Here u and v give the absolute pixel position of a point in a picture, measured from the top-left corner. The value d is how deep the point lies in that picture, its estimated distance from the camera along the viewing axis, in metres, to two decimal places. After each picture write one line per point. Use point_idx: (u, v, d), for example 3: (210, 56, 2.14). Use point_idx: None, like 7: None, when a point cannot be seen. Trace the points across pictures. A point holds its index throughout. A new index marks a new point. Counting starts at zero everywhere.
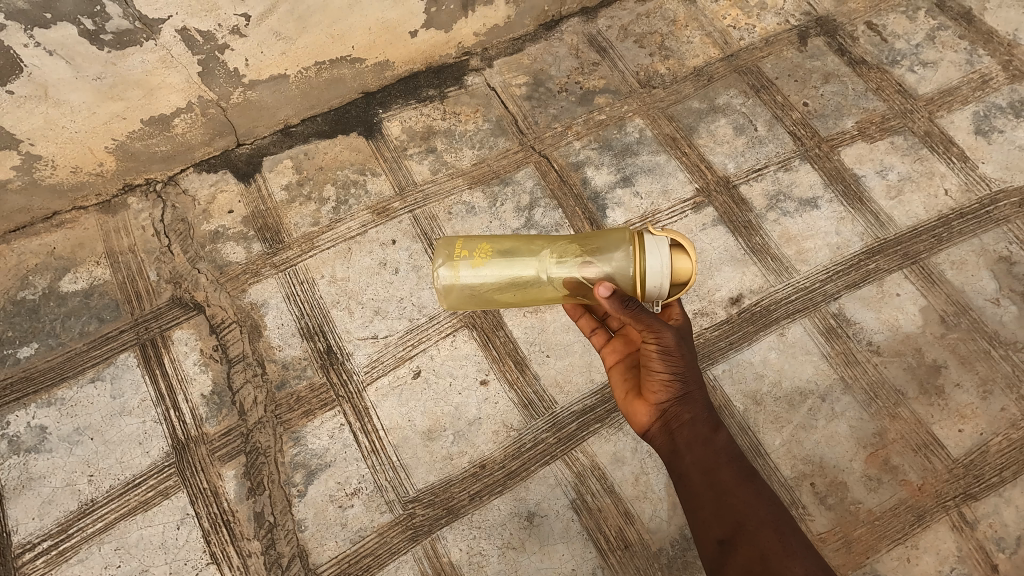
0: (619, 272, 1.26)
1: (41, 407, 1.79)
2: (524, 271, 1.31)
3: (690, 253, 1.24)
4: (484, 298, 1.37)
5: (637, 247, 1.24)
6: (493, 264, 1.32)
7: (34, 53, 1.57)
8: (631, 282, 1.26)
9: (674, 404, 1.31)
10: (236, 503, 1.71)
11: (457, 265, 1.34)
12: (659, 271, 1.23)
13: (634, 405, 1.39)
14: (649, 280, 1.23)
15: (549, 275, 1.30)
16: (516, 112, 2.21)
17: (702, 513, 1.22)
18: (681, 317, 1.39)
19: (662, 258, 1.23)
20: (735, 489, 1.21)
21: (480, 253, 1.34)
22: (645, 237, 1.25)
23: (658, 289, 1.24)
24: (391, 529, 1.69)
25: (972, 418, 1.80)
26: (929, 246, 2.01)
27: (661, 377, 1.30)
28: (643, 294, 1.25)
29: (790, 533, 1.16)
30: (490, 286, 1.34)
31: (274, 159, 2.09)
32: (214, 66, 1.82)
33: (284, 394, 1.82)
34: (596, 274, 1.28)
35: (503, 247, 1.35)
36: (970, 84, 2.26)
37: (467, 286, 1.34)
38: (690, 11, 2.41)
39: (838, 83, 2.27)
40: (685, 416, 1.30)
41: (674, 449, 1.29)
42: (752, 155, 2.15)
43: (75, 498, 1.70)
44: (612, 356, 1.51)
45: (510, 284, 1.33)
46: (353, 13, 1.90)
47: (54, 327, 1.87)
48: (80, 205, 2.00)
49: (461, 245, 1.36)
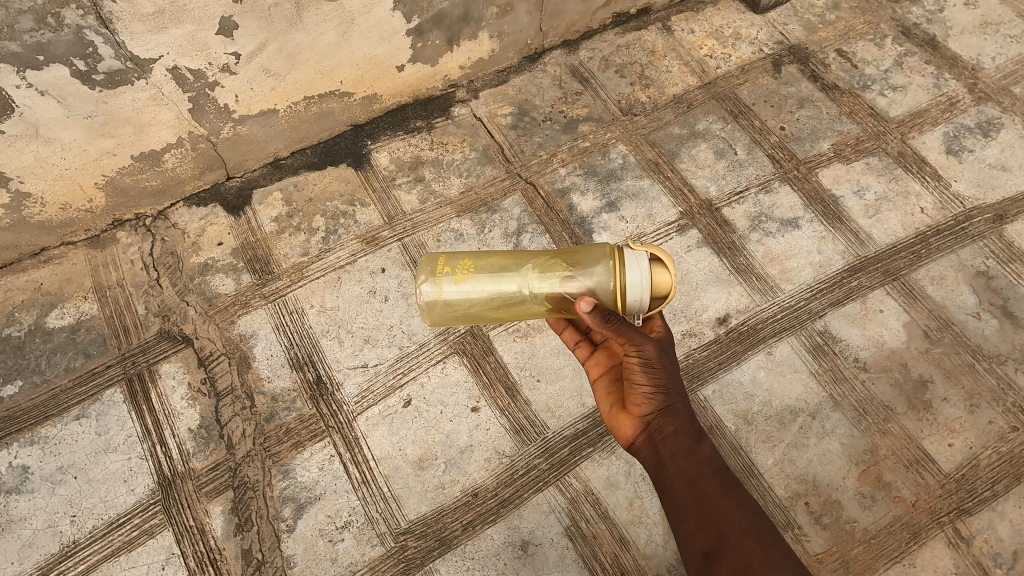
0: (601, 286, 1.28)
1: (24, 446, 1.75)
2: (507, 286, 1.33)
3: (670, 266, 1.27)
4: (468, 314, 1.39)
5: (617, 261, 1.26)
6: (475, 279, 1.34)
7: (25, 94, 1.59)
8: (612, 295, 1.27)
9: (658, 416, 1.31)
10: (223, 540, 1.67)
11: (440, 281, 1.35)
12: (640, 285, 1.25)
13: (619, 418, 1.39)
14: (630, 293, 1.25)
15: (532, 290, 1.32)
16: (502, 141, 2.26)
17: (686, 525, 1.22)
18: (663, 329, 1.40)
19: (642, 272, 1.25)
20: (718, 500, 1.22)
21: (463, 268, 1.36)
22: (626, 251, 1.27)
23: (638, 302, 1.26)
24: (382, 563, 1.65)
25: (961, 432, 1.81)
26: (908, 263, 2.06)
27: (643, 389, 1.31)
28: (624, 308, 1.27)
29: (774, 543, 1.16)
30: (473, 301, 1.35)
31: (264, 192, 2.12)
32: (204, 103, 1.86)
33: (273, 426, 1.80)
34: (578, 289, 1.30)
35: (486, 262, 1.37)
36: (938, 107, 2.35)
37: (449, 301, 1.36)
38: (668, 42, 2.50)
39: (813, 108, 2.35)
40: (669, 428, 1.30)
41: (659, 461, 1.30)
42: (733, 178, 2.20)
43: (57, 540, 1.66)
44: (596, 369, 1.52)
45: (493, 299, 1.34)
46: (341, 49, 1.96)
47: (39, 364, 1.85)
48: (69, 241, 2.00)
49: (444, 261, 1.38)
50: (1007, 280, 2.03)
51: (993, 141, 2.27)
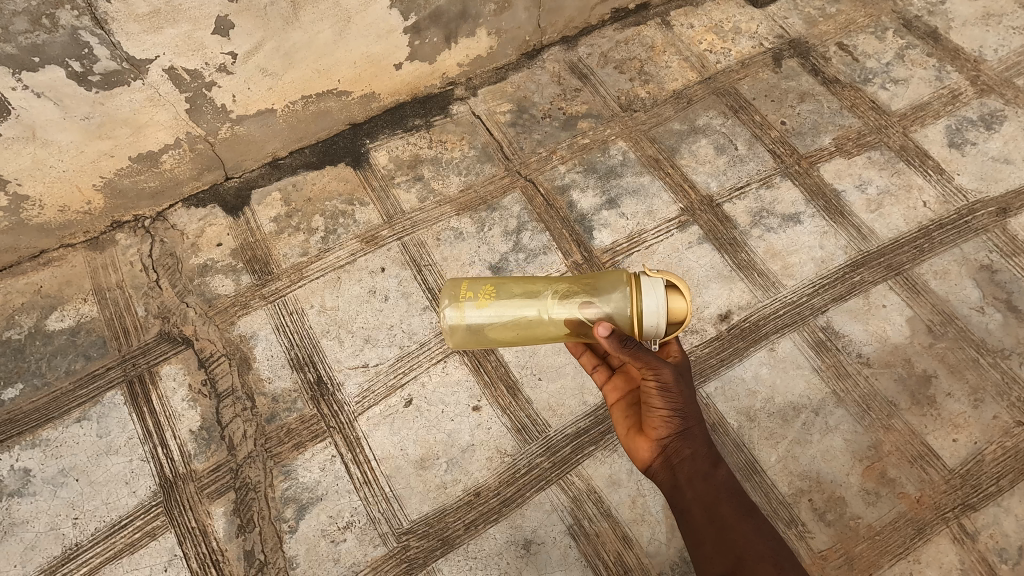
0: (619, 312, 1.27)
1: (25, 449, 1.75)
2: (527, 311, 1.32)
3: (686, 294, 1.26)
4: (488, 339, 1.38)
5: (635, 288, 1.25)
6: (497, 304, 1.33)
7: (22, 96, 1.59)
8: (629, 321, 1.26)
9: (674, 439, 1.30)
10: (226, 542, 1.67)
11: (463, 305, 1.34)
12: (656, 311, 1.24)
13: (636, 441, 1.38)
14: (646, 319, 1.24)
15: (551, 315, 1.31)
16: (501, 139, 2.25)
17: (704, 549, 1.21)
18: (680, 354, 1.39)
19: (659, 298, 1.24)
20: (735, 524, 1.21)
21: (485, 293, 1.35)
22: (643, 278, 1.26)
23: (655, 327, 1.25)
24: (384, 563, 1.65)
25: (966, 427, 1.80)
26: (911, 257, 2.04)
27: (660, 413, 1.30)
28: (641, 334, 1.26)
29: (791, 567, 1.15)
30: (494, 326, 1.34)
31: (263, 192, 2.11)
32: (201, 103, 1.85)
33: (275, 427, 1.80)
34: (596, 314, 1.29)
35: (507, 288, 1.36)
36: (941, 99, 2.33)
37: (471, 325, 1.35)
38: (667, 37, 2.48)
39: (814, 102, 2.34)
40: (685, 451, 1.29)
41: (674, 485, 1.28)
42: (734, 174, 2.19)
43: (59, 543, 1.66)
44: (613, 394, 1.50)
45: (514, 324, 1.33)
46: (338, 47, 1.94)
47: (39, 366, 1.85)
48: (68, 243, 2.00)
49: (466, 286, 1.37)
50: (1011, 274, 2.02)
51: (996, 134, 2.25)
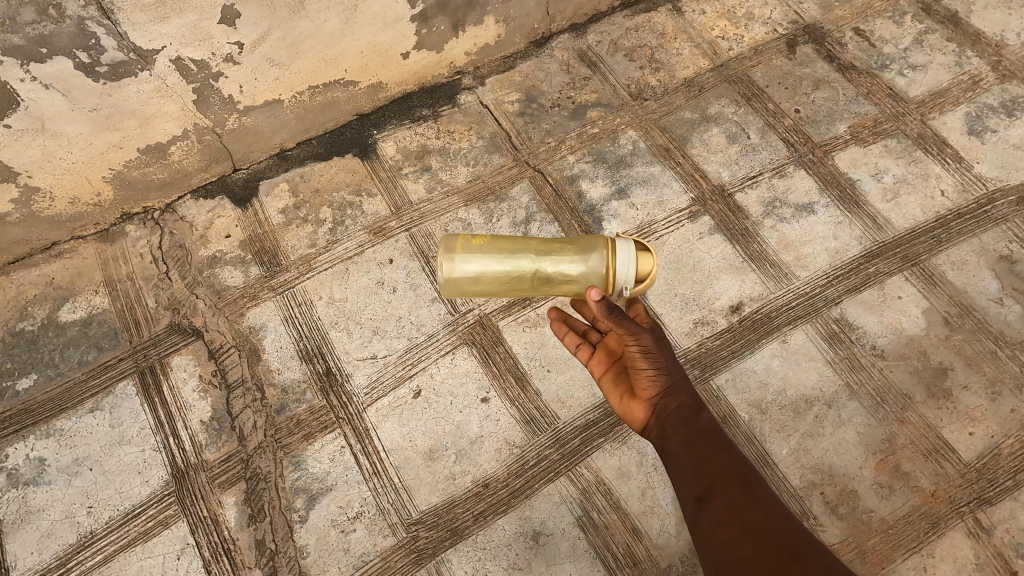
0: (595, 269, 1.37)
1: (40, 439, 1.77)
2: (513, 265, 1.39)
3: (654, 255, 1.39)
4: (474, 291, 1.45)
5: (611, 247, 1.36)
6: (485, 258, 1.39)
7: (31, 88, 1.59)
8: (604, 278, 1.37)
9: (660, 396, 1.35)
10: (237, 531, 1.69)
11: (452, 258, 1.40)
12: (629, 269, 1.35)
13: (628, 406, 1.43)
14: (620, 276, 1.35)
15: (535, 270, 1.39)
16: (509, 129, 2.22)
17: (682, 480, 1.27)
18: (655, 320, 1.46)
19: (632, 257, 1.35)
20: (713, 456, 1.25)
21: (473, 247, 1.41)
22: (618, 238, 1.37)
23: (625, 284, 1.37)
24: (394, 553, 1.66)
25: (982, 421, 1.77)
26: (928, 248, 2.00)
27: (646, 373, 1.34)
28: (613, 289, 1.37)
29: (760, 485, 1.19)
30: (481, 279, 1.41)
31: (271, 183, 2.10)
32: (208, 94, 1.84)
33: (284, 418, 1.81)
34: (574, 271, 1.38)
35: (494, 243, 1.43)
36: (960, 86, 2.27)
37: (461, 278, 1.41)
38: (678, 23, 2.44)
39: (829, 89, 2.29)
40: (672, 403, 1.34)
41: (663, 436, 1.33)
42: (746, 163, 2.15)
43: (74, 531, 1.68)
44: (600, 368, 1.54)
45: (499, 278, 1.40)
46: (345, 36, 1.93)
47: (53, 357, 1.86)
48: (79, 235, 2.01)
49: (455, 240, 1.43)
50: None
51: (1017, 120, 2.19)
